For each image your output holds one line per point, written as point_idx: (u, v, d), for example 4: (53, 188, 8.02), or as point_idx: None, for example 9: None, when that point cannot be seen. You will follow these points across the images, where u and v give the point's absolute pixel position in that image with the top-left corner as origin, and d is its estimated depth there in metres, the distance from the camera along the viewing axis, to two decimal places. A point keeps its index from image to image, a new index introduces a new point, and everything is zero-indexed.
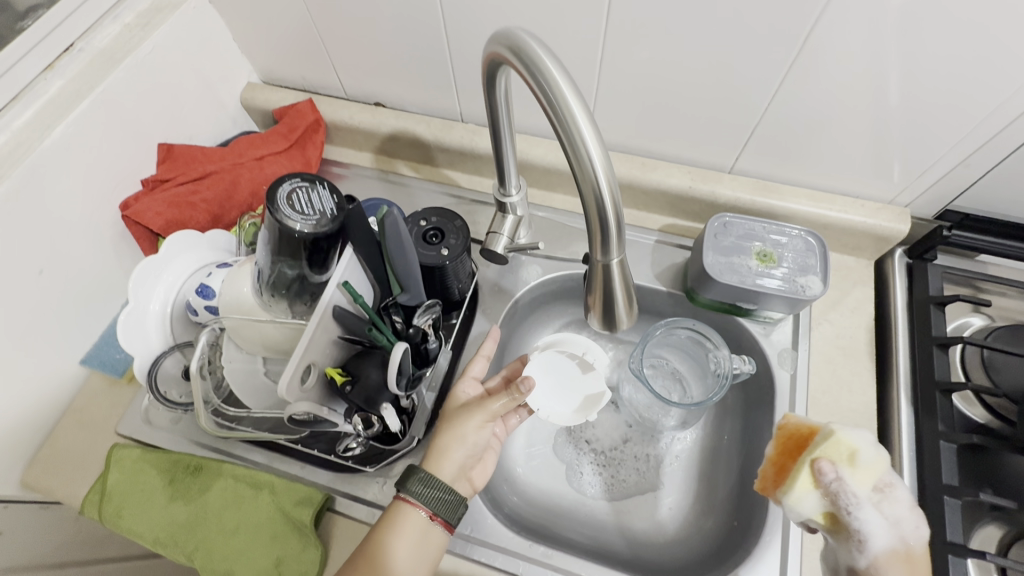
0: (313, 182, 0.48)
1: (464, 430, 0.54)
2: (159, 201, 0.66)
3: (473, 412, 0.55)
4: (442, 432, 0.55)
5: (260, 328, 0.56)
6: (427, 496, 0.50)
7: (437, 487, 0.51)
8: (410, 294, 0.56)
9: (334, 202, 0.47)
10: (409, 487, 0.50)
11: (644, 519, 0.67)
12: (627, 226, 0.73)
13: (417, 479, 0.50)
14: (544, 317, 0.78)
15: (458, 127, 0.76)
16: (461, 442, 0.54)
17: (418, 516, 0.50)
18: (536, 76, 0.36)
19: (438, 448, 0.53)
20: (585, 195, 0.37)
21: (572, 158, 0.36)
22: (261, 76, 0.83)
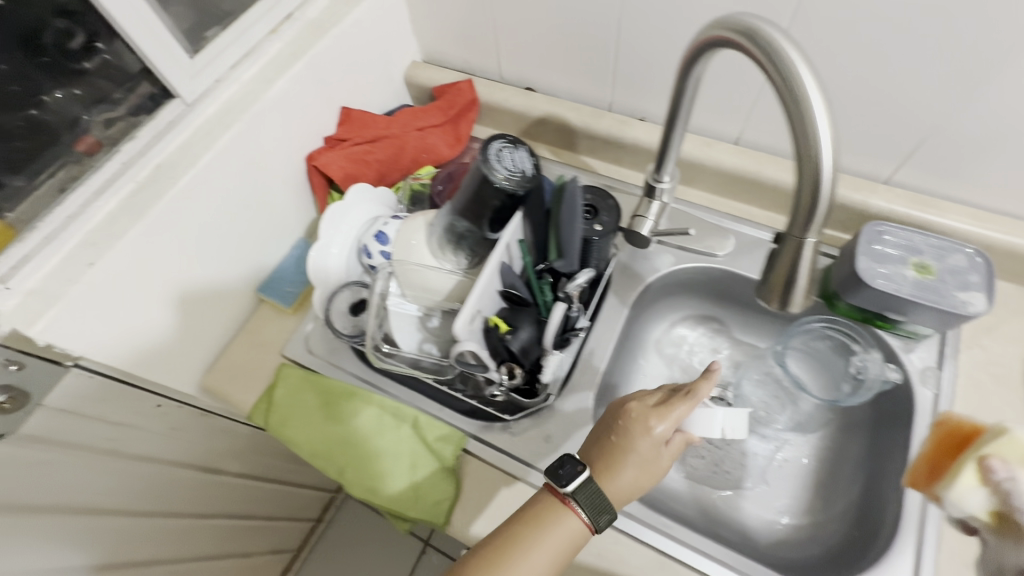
0: (514, 143, 0.52)
1: (639, 449, 0.50)
2: (340, 157, 0.75)
3: (647, 428, 0.50)
4: (615, 449, 0.50)
5: (426, 274, 0.62)
6: (591, 509, 0.48)
7: (602, 504, 0.48)
8: (566, 261, 0.59)
9: (532, 163, 0.51)
10: (577, 495, 0.48)
11: (754, 512, 0.68)
12: (766, 227, 0.74)
13: (587, 489, 0.48)
14: (665, 307, 0.80)
15: (607, 116, 0.79)
16: (648, 469, 0.50)
17: (579, 524, 0.48)
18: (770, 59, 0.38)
19: (613, 469, 0.49)
20: (806, 168, 0.38)
21: (798, 132, 0.38)
22: (424, 55, 0.91)
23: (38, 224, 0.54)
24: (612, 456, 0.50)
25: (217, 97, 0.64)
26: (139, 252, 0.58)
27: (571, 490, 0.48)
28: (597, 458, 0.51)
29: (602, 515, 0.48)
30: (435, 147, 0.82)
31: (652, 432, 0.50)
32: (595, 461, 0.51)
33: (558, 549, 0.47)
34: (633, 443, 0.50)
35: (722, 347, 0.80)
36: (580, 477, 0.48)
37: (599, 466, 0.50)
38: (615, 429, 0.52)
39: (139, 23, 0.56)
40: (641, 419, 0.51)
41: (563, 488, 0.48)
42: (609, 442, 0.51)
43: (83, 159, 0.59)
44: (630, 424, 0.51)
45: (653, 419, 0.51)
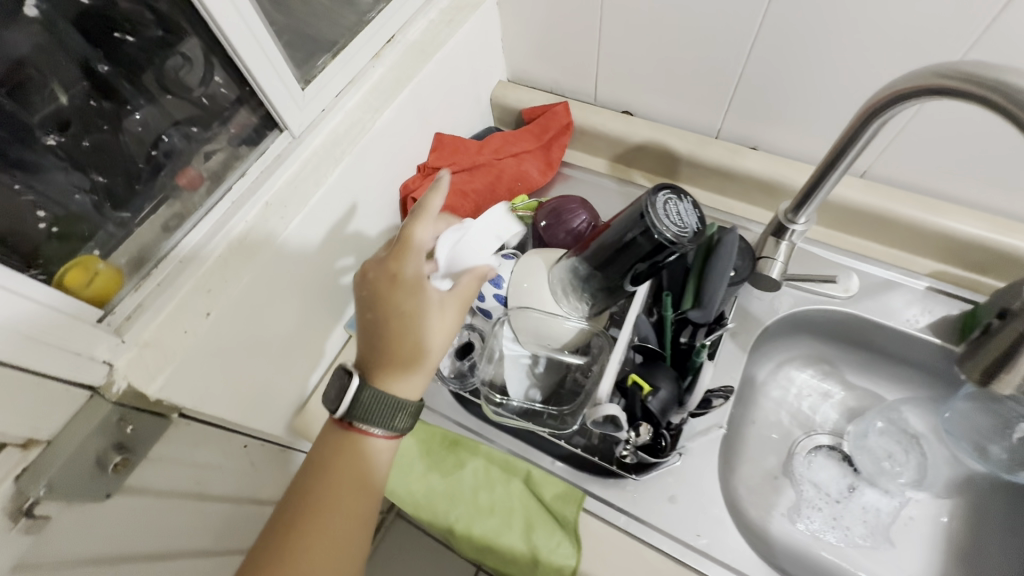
0: (679, 194, 0.48)
1: (411, 308, 0.50)
2: (437, 188, 0.71)
3: (396, 277, 0.51)
4: (390, 316, 0.50)
5: (548, 321, 0.58)
6: (374, 419, 0.48)
7: (388, 406, 0.48)
8: (703, 311, 0.55)
9: (698, 217, 0.47)
10: (353, 414, 0.48)
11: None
12: (893, 267, 0.69)
13: (362, 399, 0.48)
14: (776, 348, 0.75)
15: (716, 143, 0.74)
16: (437, 320, 0.51)
17: (379, 441, 0.49)
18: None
19: (408, 336, 0.49)
20: None
21: None
22: (510, 75, 0.87)
23: (152, 270, 0.51)
24: (388, 318, 0.50)
25: (323, 128, 0.61)
26: (250, 296, 0.55)
27: (344, 413, 0.48)
28: (381, 342, 0.50)
29: (395, 415, 0.49)
30: (529, 174, 0.78)
31: (400, 287, 0.50)
32: (377, 347, 0.50)
33: (358, 481, 0.48)
34: (399, 303, 0.50)
35: (833, 391, 0.75)
36: (348, 394, 0.48)
37: (399, 335, 0.49)
38: (370, 289, 0.51)
39: (257, 54, 0.52)
40: (385, 276, 0.51)
41: (337, 414, 0.48)
42: (375, 315, 0.50)
43: (189, 196, 0.55)
44: (386, 284, 0.51)
45: (395, 267, 0.51)
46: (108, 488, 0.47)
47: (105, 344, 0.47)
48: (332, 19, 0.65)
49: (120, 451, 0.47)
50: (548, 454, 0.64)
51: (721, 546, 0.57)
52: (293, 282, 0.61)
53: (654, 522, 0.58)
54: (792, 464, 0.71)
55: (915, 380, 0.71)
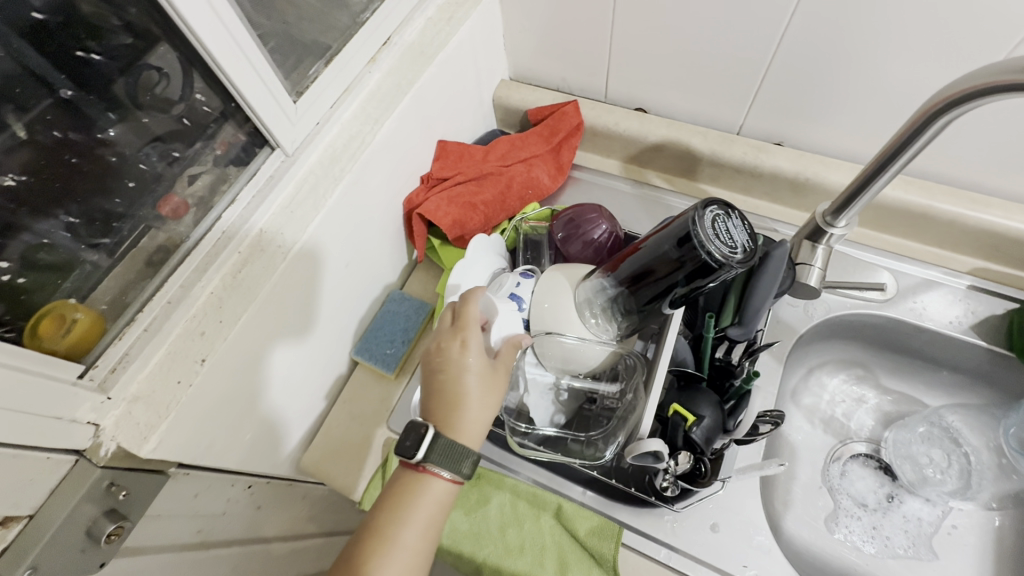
0: (727, 210, 0.44)
1: (472, 374, 0.48)
2: (444, 200, 0.66)
3: (461, 348, 0.49)
4: (451, 381, 0.48)
5: (578, 346, 0.54)
6: (447, 463, 0.45)
7: (462, 451, 0.45)
8: (743, 328, 0.52)
9: (747, 235, 0.43)
10: (430, 459, 0.44)
11: None
12: (932, 267, 0.65)
13: (442, 444, 0.44)
14: (809, 354, 0.71)
15: (739, 140, 0.70)
16: (487, 378, 0.49)
17: (447, 483, 0.45)
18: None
19: (467, 401, 0.47)
20: None
21: None
22: (512, 73, 0.82)
23: (138, 314, 0.45)
24: (449, 382, 0.48)
25: (318, 144, 0.56)
26: (249, 336, 0.50)
27: (422, 457, 0.44)
28: (438, 406, 0.47)
29: (466, 460, 0.45)
30: (539, 180, 0.73)
31: (464, 356, 0.49)
32: (435, 412, 0.47)
33: (428, 519, 0.44)
34: (462, 370, 0.48)
35: (867, 396, 0.71)
36: (426, 439, 0.44)
37: (455, 399, 0.47)
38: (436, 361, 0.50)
39: (241, 66, 0.46)
40: (450, 346, 0.50)
41: (413, 458, 0.44)
42: (439, 382, 0.48)
43: (174, 227, 0.50)
44: (448, 354, 0.49)
45: (461, 338, 0.50)
46: (102, 559, 0.40)
47: (88, 404, 0.42)
48: (322, 21, 0.59)
49: (114, 518, 0.41)
50: (577, 484, 0.59)
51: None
52: (294, 316, 0.56)
53: (696, 554, 0.54)
54: (830, 475, 0.67)
55: (955, 383, 0.68)
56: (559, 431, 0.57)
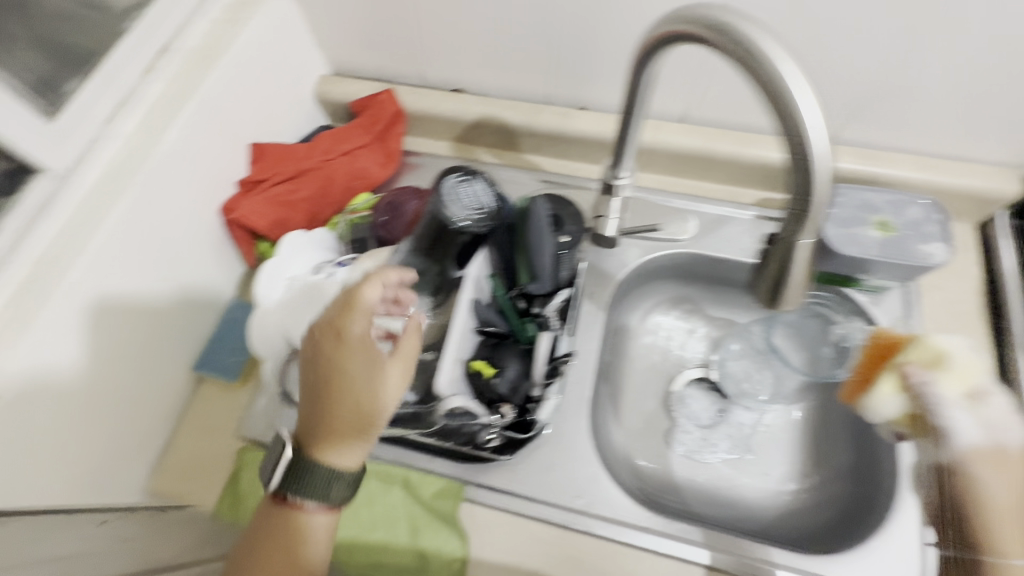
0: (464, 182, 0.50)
1: (354, 365, 0.46)
2: (259, 204, 0.65)
3: (335, 339, 0.46)
4: (332, 372, 0.45)
5: (391, 323, 0.56)
6: (316, 494, 0.45)
7: (331, 476, 0.45)
8: (539, 283, 0.56)
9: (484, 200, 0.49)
10: (299, 495, 0.44)
11: (748, 484, 0.68)
12: (723, 202, 0.73)
13: (309, 476, 0.44)
14: (636, 300, 0.78)
15: (546, 111, 0.74)
16: (369, 367, 0.46)
17: (327, 515, 0.46)
18: (738, 45, 0.36)
19: (336, 392, 0.45)
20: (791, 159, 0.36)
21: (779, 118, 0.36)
22: (332, 68, 0.82)
23: None
24: (331, 398, 0.45)
25: (97, 161, 0.54)
26: (39, 368, 0.48)
27: (281, 490, 0.45)
28: (310, 401, 0.46)
29: (337, 487, 0.45)
30: (366, 170, 0.74)
31: (342, 351, 0.46)
32: (309, 413, 0.46)
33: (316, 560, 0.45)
34: (347, 367, 0.46)
35: (698, 326, 0.79)
36: (280, 464, 0.46)
37: (366, 417, 0.45)
38: (320, 368, 0.46)
39: None
40: (326, 334, 0.46)
41: (271, 487, 0.45)
42: (315, 376, 0.46)
43: None
44: (344, 367, 0.45)
45: (367, 350, 0.46)
46: None
47: None
48: (86, 36, 0.58)
49: None
50: (425, 453, 0.62)
51: (603, 502, 0.59)
52: (101, 342, 0.54)
53: (536, 496, 0.59)
54: (667, 404, 0.74)
55: None
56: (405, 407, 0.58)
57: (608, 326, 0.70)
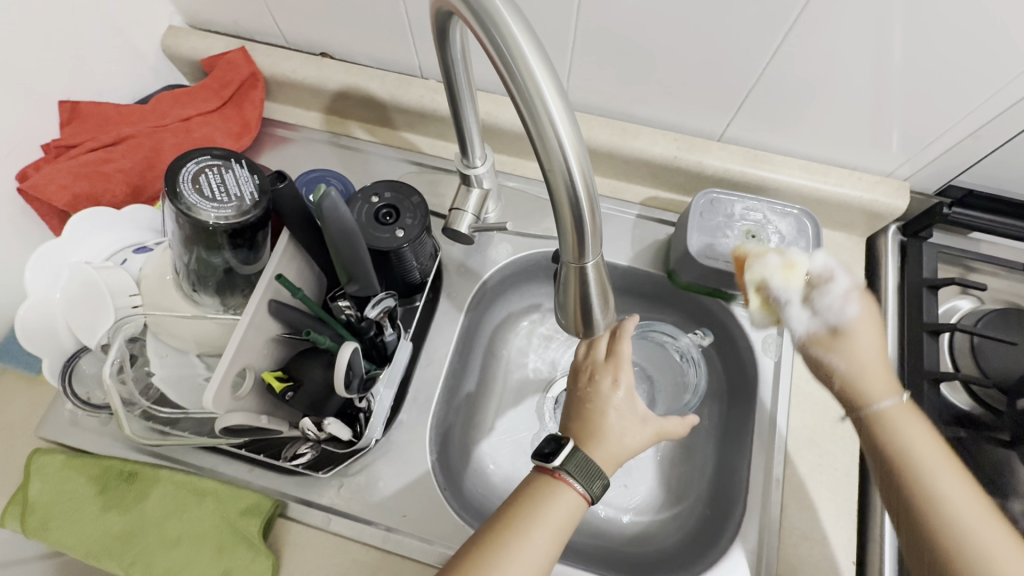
0: (227, 160, 0.39)
1: (618, 410, 0.49)
2: (62, 171, 0.56)
3: (612, 384, 0.50)
4: (599, 409, 0.49)
5: (187, 324, 0.49)
6: (581, 477, 0.45)
7: (595, 470, 0.46)
8: (360, 284, 0.49)
9: (254, 186, 0.39)
10: (566, 466, 0.45)
11: (612, 504, 0.62)
12: (606, 198, 0.67)
13: (578, 456, 0.46)
14: (514, 299, 0.72)
15: (418, 83, 0.67)
16: (632, 431, 0.49)
17: (577, 497, 0.45)
18: (494, 36, 0.27)
19: (606, 435, 0.48)
20: (551, 184, 0.29)
21: (530, 132, 0.28)
22: (185, 19, 0.71)
23: None
24: (592, 420, 0.49)
25: None
26: None
27: (559, 463, 0.45)
28: (580, 428, 0.49)
29: (598, 481, 0.46)
30: (208, 139, 0.65)
31: (615, 393, 0.49)
32: (575, 426, 0.49)
33: (555, 525, 0.43)
34: (608, 403, 0.49)
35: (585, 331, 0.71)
36: (565, 448, 0.46)
37: (601, 431, 0.48)
38: (584, 402, 0.50)
39: None
40: (601, 378, 0.50)
41: (549, 462, 0.46)
42: (583, 406, 0.50)
43: None
44: (597, 385, 0.50)
45: (614, 374, 0.50)
46: None
47: None
48: None
49: None
50: (245, 462, 0.56)
51: (429, 528, 0.54)
52: None
53: (358, 513, 0.54)
54: (537, 411, 0.67)
55: None
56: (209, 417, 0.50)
57: (464, 328, 0.64)
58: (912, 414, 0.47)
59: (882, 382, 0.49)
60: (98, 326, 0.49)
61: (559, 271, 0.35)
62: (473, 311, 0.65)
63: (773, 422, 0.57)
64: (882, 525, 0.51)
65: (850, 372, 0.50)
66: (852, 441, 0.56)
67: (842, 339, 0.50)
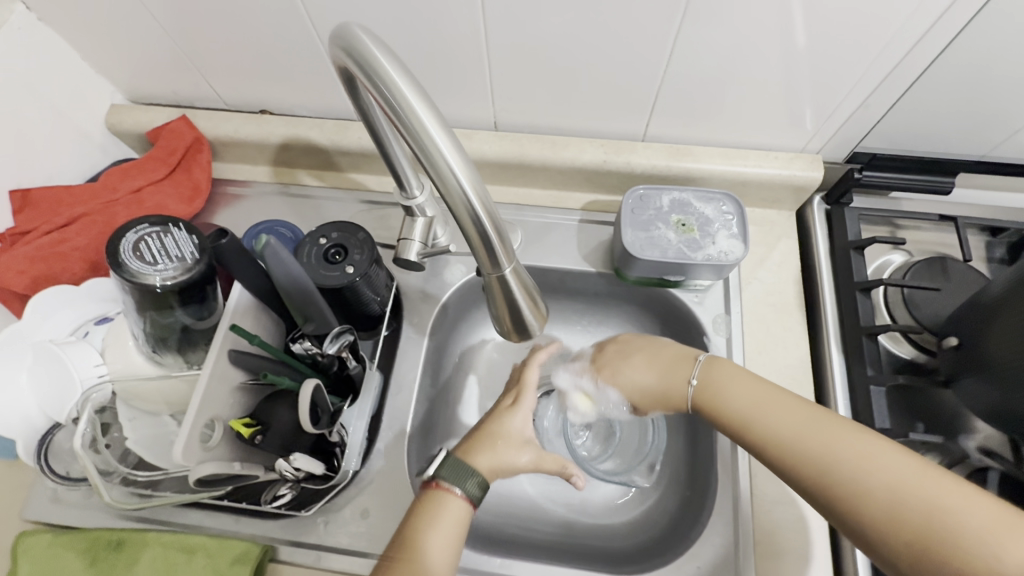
0: (166, 225, 0.41)
1: (510, 419, 0.54)
2: (19, 257, 0.59)
3: (511, 402, 0.56)
4: (492, 417, 0.55)
5: (155, 386, 0.51)
6: (452, 477, 0.48)
7: (469, 470, 0.48)
8: (316, 323, 0.51)
9: (195, 244, 0.41)
10: (439, 472, 0.48)
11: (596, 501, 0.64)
12: (548, 209, 0.70)
13: (450, 458, 0.49)
14: (479, 317, 0.74)
15: (355, 125, 0.70)
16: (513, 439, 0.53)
17: (453, 499, 0.47)
18: (381, 86, 0.31)
19: (492, 439, 0.52)
20: (450, 203, 0.33)
21: (425, 162, 0.32)
22: (126, 96, 0.75)
23: None
24: (481, 431, 0.54)
25: None
26: None
27: (434, 471, 0.48)
28: (467, 440, 0.53)
29: (472, 478, 0.48)
30: (161, 206, 0.68)
31: (512, 406, 0.55)
32: (466, 441, 0.53)
33: (435, 526, 0.45)
34: (503, 414, 0.55)
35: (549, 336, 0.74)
36: (439, 457, 0.50)
37: (485, 438, 0.53)
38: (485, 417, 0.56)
39: None
40: (504, 398, 0.57)
41: (428, 474, 0.49)
42: (480, 421, 0.55)
43: None
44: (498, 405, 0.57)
45: (514, 396, 0.56)
46: None
47: None
48: None
49: None
50: (231, 513, 0.57)
51: None
52: None
53: (348, 545, 0.55)
54: None
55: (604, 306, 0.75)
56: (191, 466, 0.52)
57: (431, 351, 0.66)
58: (713, 368, 0.50)
59: (658, 376, 0.53)
60: (66, 401, 0.50)
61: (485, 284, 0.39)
62: (437, 335, 0.68)
63: None
64: None
65: (639, 400, 0.54)
66: (809, 403, 0.59)
67: (616, 382, 0.55)
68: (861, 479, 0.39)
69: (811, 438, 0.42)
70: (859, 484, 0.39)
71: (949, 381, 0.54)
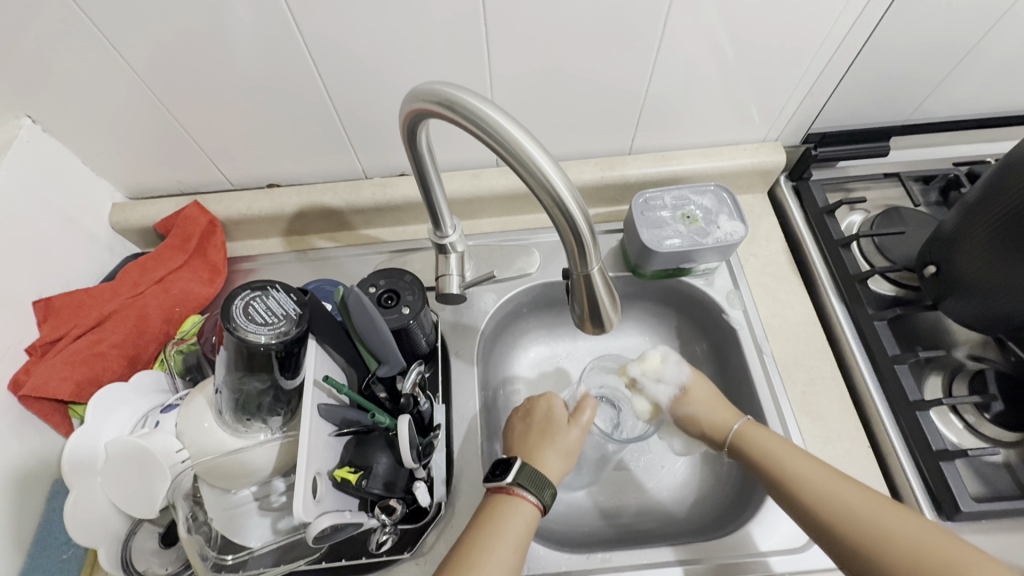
0: (265, 288, 0.44)
1: (554, 414, 0.60)
2: (57, 365, 0.57)
3: (545, 401, 0.61)
4: (539, 420, 0.59)
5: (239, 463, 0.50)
6: (534, 487, 0.51)
7: (545, 481, 0.52)
8: (389, 364, 0.54)
9: (295, 303, 0.44)
10: (519, 480, 0.51)
11: (661, 486, 0.68)
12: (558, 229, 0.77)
13: (526, 468, 0.52)
14: (512, 340, 0.77)
15: (366, 184, 0.75)
16: (565, 434, 0.58)
17: (534, 508, 0.50)
18: (480, 123, 0.37)
19: (549, 437, 0.58)
20: (549, 208, 0.38)
21: (525, 175, 0.37)
22: (127, 194, 0.75)
23: None
24: (537, 434, 0.58)
25: None
26: None
27: (513, 479, 0.51)
28: (527, 443, 0.58)
29: (548, 489, 0.52)
30: (186, 292, 0.68)
31: (553, 406, 0.61)
32: (526, 445, 0.58)
33: (516, 537, 0.48)
34: (544, 414, 0.60)
35: (578, 345, 0.79)
36: (515, 463, 0.52)
37: (544, 441, 0.57)
38: (527, 424, 0.60)
39: None
40: (536, 400, 0.62)
41: (504, 479, 0.51)
42: (526, 424, 0.60)
43: None
44: (537, 408, 0.61)
45: (547, 398, 0.62)
46: None
47: None
48: None
49: None
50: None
51: None
52: None
53: None
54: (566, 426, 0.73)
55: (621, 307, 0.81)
56: (290, 534, 0.52)
57: (480, 377, 0.69)
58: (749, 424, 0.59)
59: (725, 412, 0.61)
60: (155, 492, 0.50)
61: (571, 283, 0.44)
62: (482, 361, 0.71)
63: (761, 357, 0.66)
64: (877, 404, 0.61)
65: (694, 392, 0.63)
66: (826, 350, 0.67)
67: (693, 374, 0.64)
68: (841, 507, 0.49)
69: (812, 472, 0.52)
70: (840, 513, 0.48)
71: (937, 304, 0.63)
